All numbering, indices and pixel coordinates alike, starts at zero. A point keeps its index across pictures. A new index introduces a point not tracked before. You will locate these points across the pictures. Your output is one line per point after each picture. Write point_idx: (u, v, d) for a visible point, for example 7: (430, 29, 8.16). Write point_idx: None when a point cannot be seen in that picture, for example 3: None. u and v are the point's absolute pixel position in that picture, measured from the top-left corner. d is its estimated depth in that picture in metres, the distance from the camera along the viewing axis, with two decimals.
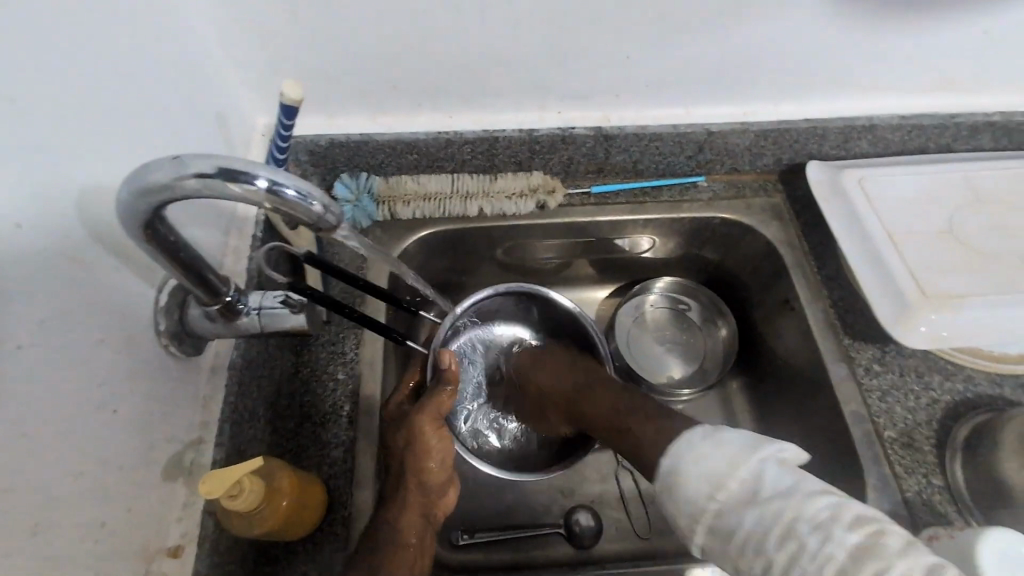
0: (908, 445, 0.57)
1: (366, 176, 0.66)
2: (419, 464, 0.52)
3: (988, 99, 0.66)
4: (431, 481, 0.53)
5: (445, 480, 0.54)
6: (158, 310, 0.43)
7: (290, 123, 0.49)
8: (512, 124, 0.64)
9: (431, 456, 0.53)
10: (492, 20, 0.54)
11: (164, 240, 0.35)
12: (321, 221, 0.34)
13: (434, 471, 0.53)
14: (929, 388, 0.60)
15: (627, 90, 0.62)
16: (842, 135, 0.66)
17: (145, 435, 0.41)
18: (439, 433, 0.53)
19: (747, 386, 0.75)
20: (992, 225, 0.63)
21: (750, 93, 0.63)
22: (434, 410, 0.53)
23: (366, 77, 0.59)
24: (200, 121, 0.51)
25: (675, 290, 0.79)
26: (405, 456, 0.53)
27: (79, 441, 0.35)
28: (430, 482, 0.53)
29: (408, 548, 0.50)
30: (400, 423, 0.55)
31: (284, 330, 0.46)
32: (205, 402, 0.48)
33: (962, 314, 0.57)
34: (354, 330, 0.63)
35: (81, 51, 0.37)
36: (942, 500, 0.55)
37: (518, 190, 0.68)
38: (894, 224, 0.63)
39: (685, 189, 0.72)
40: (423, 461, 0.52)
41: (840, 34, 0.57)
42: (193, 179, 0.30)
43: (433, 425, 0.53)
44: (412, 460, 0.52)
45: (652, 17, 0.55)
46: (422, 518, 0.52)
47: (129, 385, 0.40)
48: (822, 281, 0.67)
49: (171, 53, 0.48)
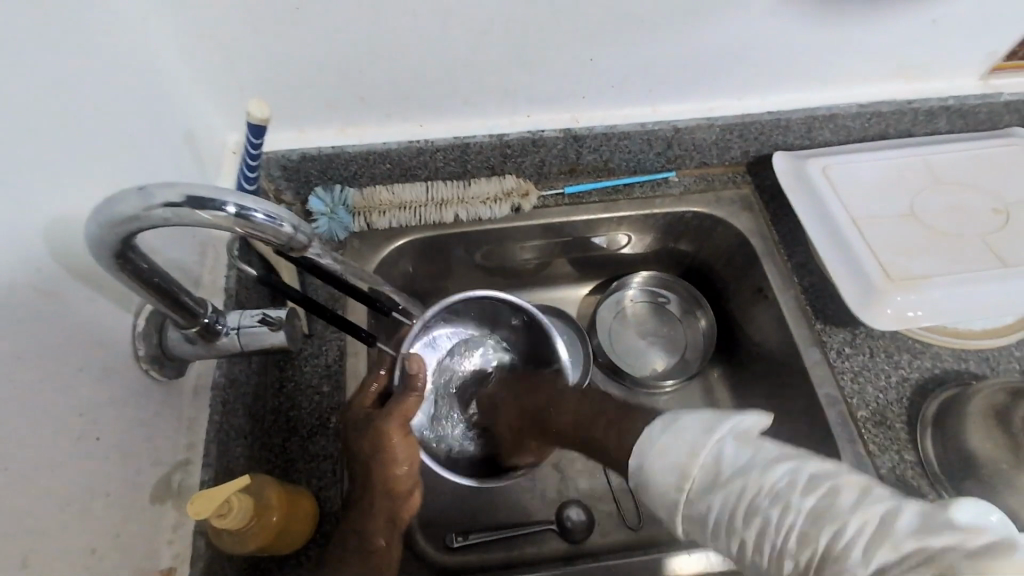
0: (881, 423, 0.59)
1: (340, 188, 0.67)
2: (386, 475, 0.51)
3: (942, 84, 0.68)
4: (398, 489, 0.52)
5: (408, 490, 0.53)
6: (136, 335, 0.43)
7: (259, 141, 0.49)
8: (482, 130, 0.65)
9: (398, 464, 0.51)
10: (456, 30, 0.55)
11: (137, 268, 0.36)
12: (291, 241, 0.35)
13: (402, 478, 0.52)
14: (899, 367, 0.62)
15: (594, 91, 0.63)
16: (805, 125, 0.68)
17: (131, 460, 0.41)
18: (405, 441, 0.52)
19: (727, 374, 0.77)
20: (951, 206, 0.65)
21: (714, 88, 0.65)
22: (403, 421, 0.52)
23: (334, 91, 0.59)
24: (169, 143, 0.51)
25: (654, 285, 0.80)
26: (371, 464, 0.51)
27: (64, 471, 0.35)
28: (398, 491, 0.52)
29: (375, 553, 0.50)
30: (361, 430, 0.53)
31: (265, 347, 0.46)
32: (190, 423, 0.48)
33: (926, 294, 0.59)
34: (337, 342, 0.63)
35: (45, 83, 0.37)
36: (914, 474, 0.57)
37: (492, 194, 0.69)
38: (858, 210, 0.65)
39: (656, 184, 0.73)
40: (390, 467, 0.51)
41: (796, 28, 0.59)
42: (161, 209, 0.31)
43: (401, 434, 0.52)
44: (378, 468, 0.51)
45: (613, 20, 0.56)
46: (389, 523, 0.52)
47: (111, 412, 0.40)
48: (793, 269, 0.69)
49: (136, 78, 0.48)
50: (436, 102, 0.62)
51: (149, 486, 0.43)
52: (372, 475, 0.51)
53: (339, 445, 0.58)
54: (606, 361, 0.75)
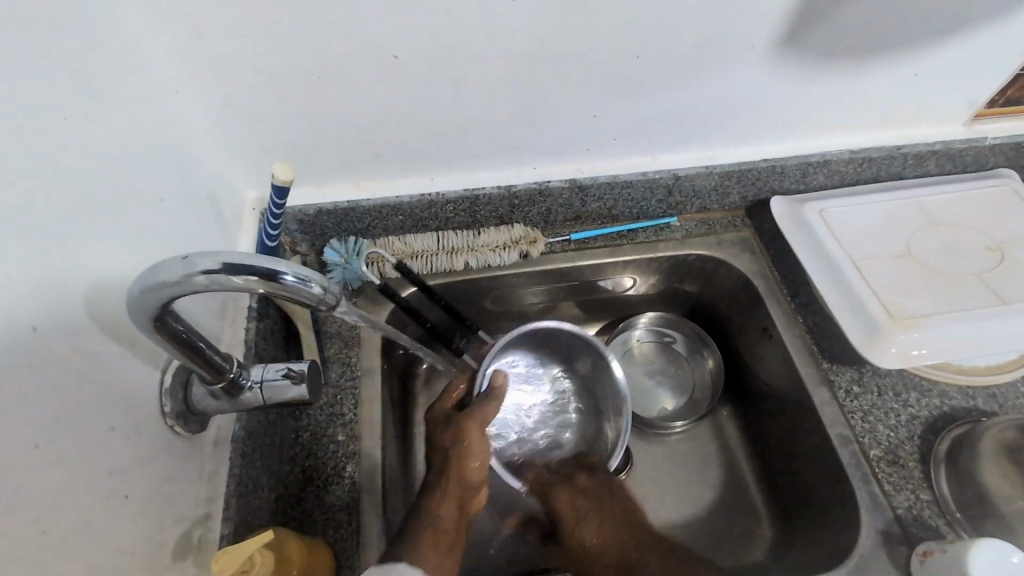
0: (894, 462, 0.59)
1: (354, 240, 0.68)
2: (461, 462, 0.57)
3: (929, 130, 0.72)
4: (470, 478, 0.57)
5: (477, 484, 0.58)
6: (163, 392, 0.44)
7: (282, 202, 0.51)
8: (491, 182, 0.68)
9: (473, 454, 0.57)
10: (467, 94, 0.58)
11: (172, 329, 0.37)
12: (320, 301, 0.36)
13: (478, 471, 0.58)
14: (908, 405, 0.63)
15: (597, 145, 0.66)
16: (799, 171, 0.71)
17: (155, 517, 0.42)
18: (478, 434, 0.58)
19: (737, 413, 0.77)
20: (947, 246, 0.67)
21: (711, 139, 0.68)
22: (478, 419, 0.59)
23: (350, 151, 0.62)
24: (194, 204, 0.53)
25: (659, 325, 0.81)
26: (450, 451, 0.57)
27: (94, 531, 0.36)
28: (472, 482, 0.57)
29: (447, 535, 0.53)
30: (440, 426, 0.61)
31: (287, 401, 0.47)
32: (210, 477, 0.48)
33: (929, 333, 0.60)
34: (352, 390, 0.64)
35: (86, 157, 0.39)
36: (932, 514, 0.57)
37: (501, 242, 0.71)
38: (856, 252, 0.67)
39: (659, 229, 0.76)
40: (464, 459, 0.57)
41: (787, 83, 0.62)
42: (201, 276, 0.33)
43: (478, 428, 0.58)
44: (456, 454, 0.57)
45: (615, 81, 0.59)
46: (458, 510, 0.56)
47: (138, 469, 0.40)
48: (797, 309, 0.70)
49: (167, 144, 0.50)
50: (446, 157, 0.65)
51: (172, 543, 0.43)
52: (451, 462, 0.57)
53: (355, 495, 0.59)
54: None
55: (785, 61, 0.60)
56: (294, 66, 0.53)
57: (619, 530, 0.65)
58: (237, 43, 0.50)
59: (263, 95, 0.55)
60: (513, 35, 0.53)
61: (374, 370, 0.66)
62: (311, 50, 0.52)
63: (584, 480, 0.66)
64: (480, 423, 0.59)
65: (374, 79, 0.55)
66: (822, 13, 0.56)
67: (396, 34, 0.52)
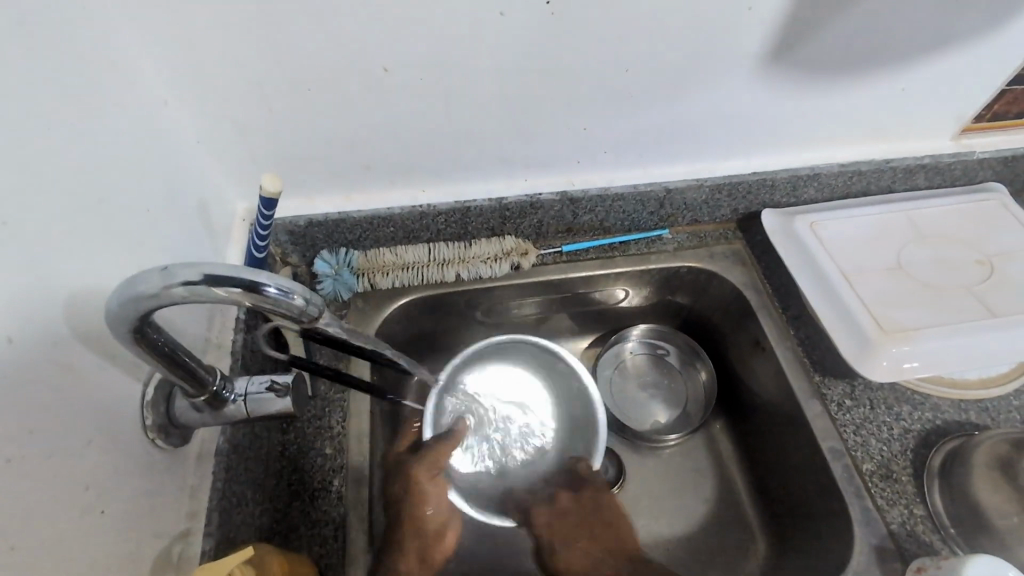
0: (887, 476, 0.59)
1: (345, 251, 0.69)
2: (416, 514, 0.57)
3: (918, 145, 0.72)
4: (427, 527, 0.57)
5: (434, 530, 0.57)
6: (144, 404, 0.44)
7: (270, 213, 0.51)
8: (482, 194, 0.68)
9: (427, 503, 0.57)
10: (458, 107, 0.58)
11: (154, 340, 0.37)
12: (303, 313, 0.36)
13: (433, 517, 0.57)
14: (900, 419, 0.62)
15: (588, 157, 0.67)
16: (789, 184, 0.71)
17: (133, 533, 0.41)
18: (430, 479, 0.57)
19: (730, 426, 0.77)
20: (938, 259, 0.67)
21: (702, 153, 0.68)
22: (429, 466, 0.57)
23: (341, 163, 0.62)
24: (183, 215, 0.53)
25: (652, 337, 0.81)
26: (405, 504, 0.57)
27: (68, 547, 0.35)
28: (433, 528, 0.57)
29: None
30: (396, 474, 0.58)
31: (271, 414, 0.46)
32: (192, 491, 0.48)
33: (920, 346, 0.60)
34: (340, 402, 0.63)
35: (71, 166, 0.39)
36: (925, 529, 0.56)
37: (492, 254, 0.71)
38: (847, 264, 0.67)
39: (651, 242, 0.76)
40: (419, 509, 0.57)
41: (777, 97, 0.63)
42: (180, 287, 0.32)
43: (430, 477, 0.57)
44: (410, 508, 0.57)
45: (605, 94, 0.59)
46: (421, 562, 0.56)
47: (116, 483, 0.40)
48: (788, 321, 0.70)
49: (156, 155, 0.50)
50: (437, 169, 0.65)
51: (151, 559, 0.42)
52: (408, 514, 0.56)
53: (342, 509, 0.58)
54: (608, 416, 0.75)
55: (773, 75, 0.60)
56: (284, 77, 0.53)
57: (601, 552, 0.59)
58: (227, 54, 0.50)
59: (253, 107, 0.55)
60: (504, 48, 0.54)
61: (363, 382, 0.65)
62: (301, 61, 0.52)
63: (565, 500, 0.62)
64: (432, 472, 0.58)
65: (364, 91, 0.55)
66: (809, 29, 0.56)
67: (386, 46, 0.52)
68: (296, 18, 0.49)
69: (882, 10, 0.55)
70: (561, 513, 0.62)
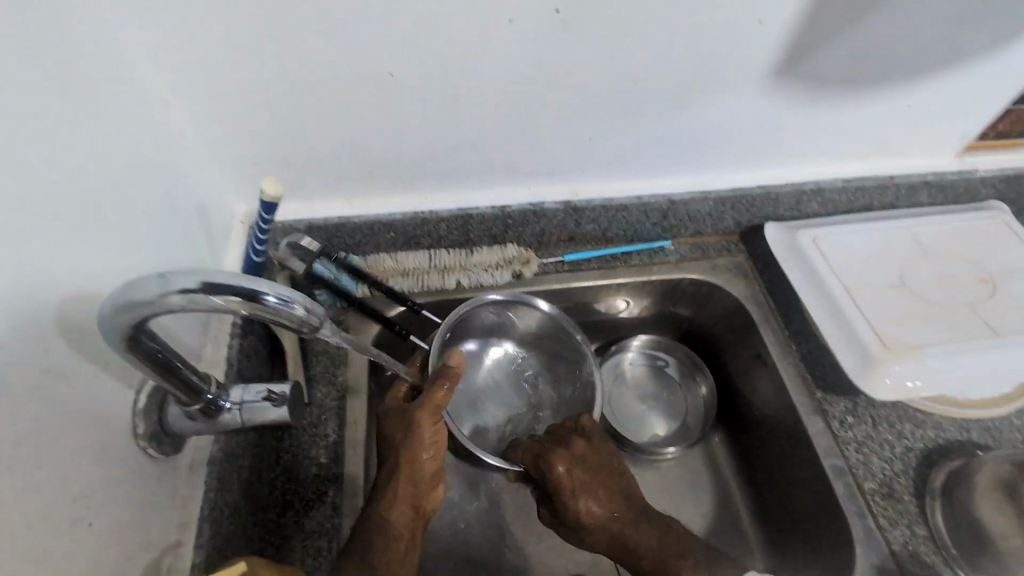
0: (889, 495, 0.58)
1: (345, 256, 0.68)
2: (414, 459, 0.52)
3: (921, 162, 0.72)
4: (421, 472, 0.52)
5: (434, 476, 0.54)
6: (136, 412, 0.42)
7: (270, 217, 0.50)
8: (485, 202, 0.67)
9: (425, 447, 0.52)
10: (463, 114, 0.57)
11: (148, 348, 0.36)
12: (304, 323, 0.35)
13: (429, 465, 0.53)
14: (902, 437, 0.62)
15: (592, 167, 0.66)
16: (794, 198, 0.71)
17: (121, 545, 0.39)
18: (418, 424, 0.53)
19: (729, 440, 0.76)
20: (941, 276, 0.67)
21: (707, 165, 0.68)
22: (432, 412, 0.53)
23: (343, 167, 0.61)
24: (180, 217, 0.52)
25: (652, 348, 0.80)
26: (401, 446, 0.52)
27: (54, 562, 0.34)
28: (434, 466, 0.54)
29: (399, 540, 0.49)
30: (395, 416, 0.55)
31: (266, 423, 0.45)
32: (184, 502, 0.46)
33: (923, 364, 0.60)
34: (336, 410, 0.62)
35: (68, 168, 0.38)
36: (927, 550, 0.55)
37: (493, 262, 0.70)
38: (851, 280, 0.67)
39: (653, 253, 0.75)
40: (416, 450, 0.52)
41: (783, 112, 0.62)
42: (177, 295, 0.31)
43: (432, 419, 0.53)
44: (407, 450, 0.52)
45: (612, 104, 0.59)
46: (412, 511, 0.52)
47: (104, 495, 0.38)
48: (790, 336, 0.69)
49: (156, 156, 0.49)
50: (440, 175, 0.64)
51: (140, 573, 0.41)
52: (402, 457, 0.52)
53: (336, 521, 0.57)
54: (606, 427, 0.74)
55: (781, 89, 0.60)
56: (288, 80, 0.52)
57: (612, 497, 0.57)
58: (230, 55, 0.50)
59: (256, 109, 0.54)
60: (512, 55, 0.53)
61: (360, 390, 0.64)
62: (306, 64, 0.51)
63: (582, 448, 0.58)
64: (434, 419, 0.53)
65: (370, 96, 0.55)
66: (819, 44, 0.56)
67: (393, 51, 0.51)
68: (302, 20, 0.48)
69: (892, 27, 0.55)
70: (580, 460, 0.58)
